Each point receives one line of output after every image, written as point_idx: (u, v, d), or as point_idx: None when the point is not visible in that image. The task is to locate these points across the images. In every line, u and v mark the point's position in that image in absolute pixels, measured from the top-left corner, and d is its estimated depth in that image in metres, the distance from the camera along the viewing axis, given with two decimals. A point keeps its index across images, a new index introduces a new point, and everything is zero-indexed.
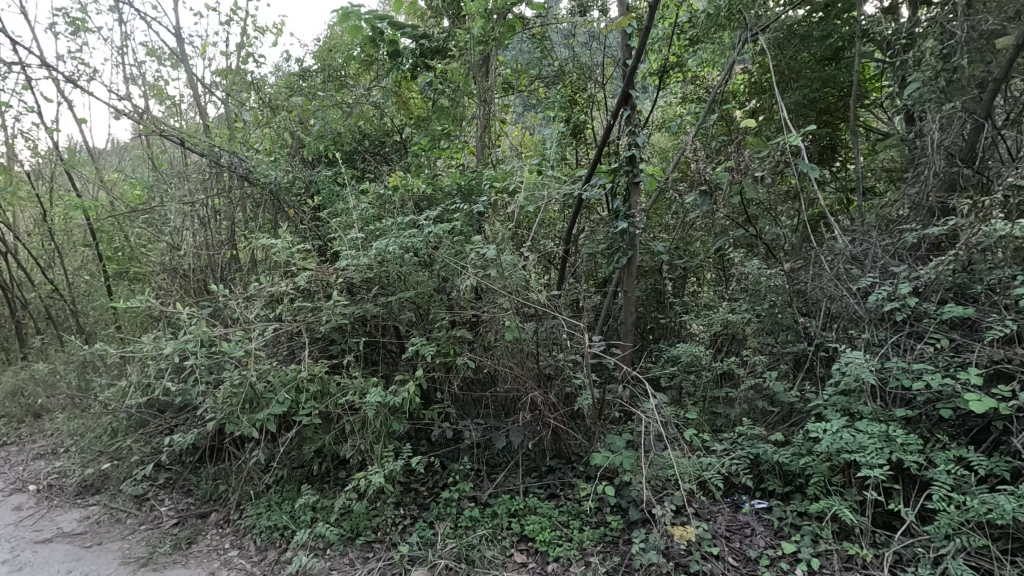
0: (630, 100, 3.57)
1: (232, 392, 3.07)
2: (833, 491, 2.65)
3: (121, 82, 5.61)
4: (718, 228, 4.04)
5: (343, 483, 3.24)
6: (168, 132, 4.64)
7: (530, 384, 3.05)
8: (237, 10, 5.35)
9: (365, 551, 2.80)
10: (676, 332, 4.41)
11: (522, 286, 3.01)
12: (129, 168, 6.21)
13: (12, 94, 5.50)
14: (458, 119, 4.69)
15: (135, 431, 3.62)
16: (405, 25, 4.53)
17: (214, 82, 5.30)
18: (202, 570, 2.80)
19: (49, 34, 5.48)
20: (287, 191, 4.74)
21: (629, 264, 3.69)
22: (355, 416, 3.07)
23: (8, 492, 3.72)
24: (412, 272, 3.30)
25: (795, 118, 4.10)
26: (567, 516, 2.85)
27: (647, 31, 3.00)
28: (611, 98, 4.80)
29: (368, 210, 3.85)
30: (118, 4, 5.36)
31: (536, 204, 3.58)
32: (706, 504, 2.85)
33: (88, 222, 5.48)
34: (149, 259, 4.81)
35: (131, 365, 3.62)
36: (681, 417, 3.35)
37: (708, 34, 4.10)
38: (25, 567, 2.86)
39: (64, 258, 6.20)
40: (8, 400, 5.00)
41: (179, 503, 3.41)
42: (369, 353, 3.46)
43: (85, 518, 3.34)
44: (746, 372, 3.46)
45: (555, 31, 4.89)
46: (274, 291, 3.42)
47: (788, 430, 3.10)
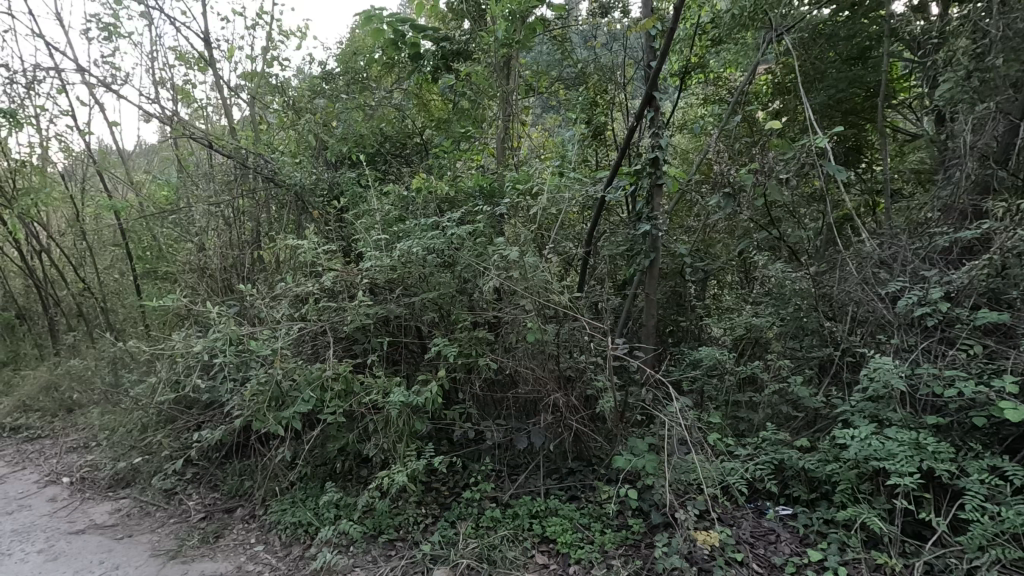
0: (653, 102, 3.53)
1: (259, 390, 3.13)
2: (860, 499, 2.61)
3: (151, 85, 5.75)
4: (741, 231, 4.00)
5: (366, 482, 3.28)
6: (197, 134, 4.82)
7: (553, 386, 3.07)
8: (262, 15, 5.44)
9: (387, 549, 2.83)
10: (696, 335, 4.37)
11: (544, 287, 3.03)
12: (157, 169, 6.37)
13: (48, 98, 5.70)
14: (479, 121, 4.79)
15: (164, 426, 3.71)
16: (426, 28, 4.59)
17: (239, 85, 5.40)
18: (230, 563, 2.86)
19: (83, 40, 5.64)
20: (311, 191, 4.76)
21: (651, 266, 3.67)
22: (378, 415, 3.10)
23: (43, 484, 3.84)
24: (434, 273, 3.33)
25: (821, 119, 4.04)
26: (588, 518, 2.85)
27: (672, 31, 2.98)
28: (632, 100, 4.57)
29: (391, 212, 3.90)
30: (149, 9, 5.48)
31: (558, 206, 3.58)
32: (729, 509, 2.82)
33: (119, 222, 5.63)
34: (177, 259, 4.93)
35: (161, 362, 3.71)
36: (704, 421, 3.33)
37: (730, 34, 4.07)
38: (60, 557, 2.95)
39: (95, 257, 6.37)
40: (43, 395, 5.16)
41: (206, 498, 3.49)
42: (392, 353, 3.50)
43: (116, 510, 3.43)
44: (770, 376, 3.42)
45: (576, 32, 4.87)
46: (300, 291, 3.49)
47: (813, 436, 3.06)
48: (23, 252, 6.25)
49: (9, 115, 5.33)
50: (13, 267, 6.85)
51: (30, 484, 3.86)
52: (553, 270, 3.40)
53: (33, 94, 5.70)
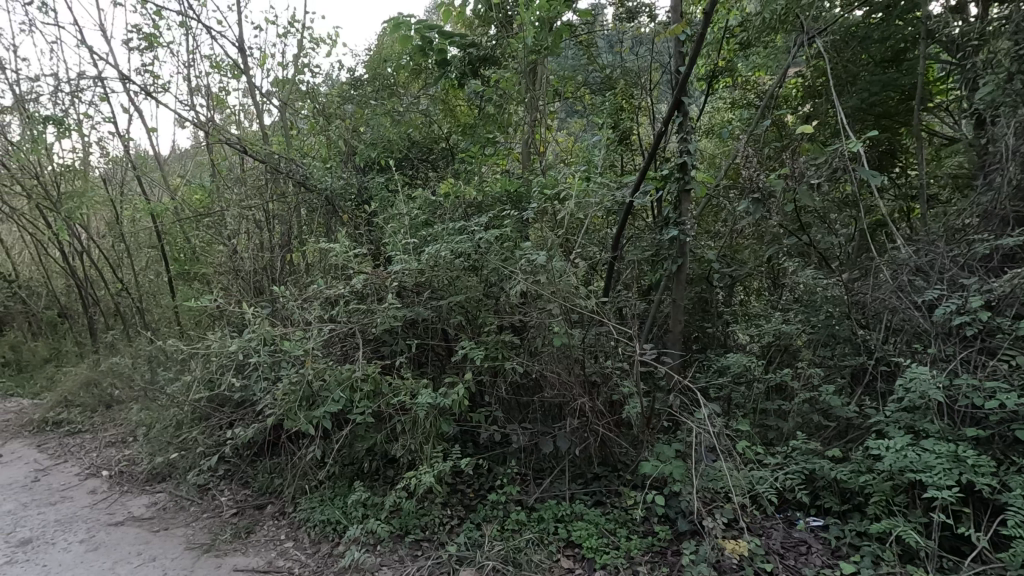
0: (682, 106, 3.47)
1: (291, 390, 3.21)
2: (894, 511, 2.55)
3: (187, 92, 5.94)
4: (770, 236, 3.91)
5: (393, 482, 3.32)
6: (232, 140, 4.99)
7: (579, 391, 3.08)
8: (294, 23, 5.58)
9: (414, 549, 2.87)
10: (722, 341, 4.30)
11: (571, 291, 3.04)
12: (191, 173, 6.56)
13: (91, 105, 5.94)
14: (505, 126, 4.75)
15: (198, 424, 3.81)
16: (454, 35, 4.65)
17: (271, 91, 5.52)
18: (261, 559, 2.93)
19: (124, 48, 5.85)
20: (342, 196, 4.85)
21: (678, 272, 3.64)
22: (406, 416, 3.15)
23: (84, 476, 3.99)
24: (461, 276, 3.36)
25: (854, 122, 3.95)
26: (614, 523, 2.84)
27: (702, 37, 2.94)
28: (658, 104, 4.62)
29: (418, 215, 3.95)
30: (186, 19, 5.66)
31: (586, 211, 3.56)
32: (759, 518, 2.79)
33: (156, 225, 5.82)
34: (213, 260, 5.14)
35: (197, 361, 3.82)
36: (732, 429, 3.29)
37: (760, 37, 4.02)
38: (100, 547, 3.06)
39: (132, 258, 6.60)
40: (84, 390, 5.35)
41: (238, 495, 3.58)
42: (418, 355, 3.55)
43: (153, 503, 3.55)
44: (800, 384, 3.36)
45: (602, 37, 4.96)
46: (331, 293, 3.57)
47: (845, 447, 3.00)
48: (66, 253, 6.51)
49: (56, 122, 5.56)
50: (56, 268, 7.14)
51: (72, 476, 4.02)
52: (580, 274, 3.40)
53: (77, 101, 5.93)
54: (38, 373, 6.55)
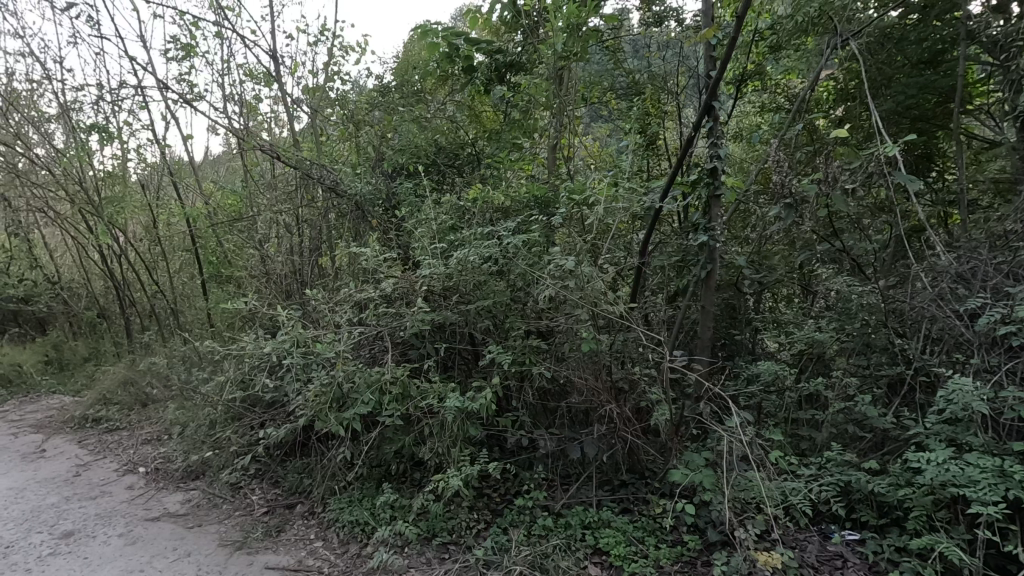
0: (713, 111, 3.35)
1: (322, 391, 3.26)
2: (936, 527, 2.47)
3: (221, 100, 6.10)
4: (801, 243, 3.79)
5: (420, 485, 3.35)
6: (266, 146, 5.08)
7: (606, 397, 3.08)
8: (324, 31, 5.71)
9: (441, 552, 2.89)
10: (751, 349, 4.20)
11: (600, 296, 3.04)
12: (223, 178, 6.72)
13: (131, 113, 6.16)
14: (529, 132, 4.75)
15: (231, 423, 3.90)
16: (480, 41, 4.79)
17: (302, 98, 5.63)
18: (291, 557, 2.98)
19: (163, 59, 6.06)
20: (371, 201, 4.90)
21: (708, 277, 3.52)
22: (435, 419, 3.17)
23: (122, 472, 4.12)
24: (489, 281, 3.37)
25: (889, 126, 3.83)
26: (643, 532, 2.83)
27: (734, 41, 2.86)
28: (685, 109, 4.73)
29: (445, 220, 3.99)
30: (222, 29, 5.83)
31: (615, 217, 3.55)
32: (793, 531, 2.74)
33: (191, 229, 5.99)
34: (247, 265, 5.35)
35: (231, 362, 3.92)
36: (763, 438, 3.24)
37: (790, 40, 3.97)
38: (138, 541, 3.16)
39: (167, 260, 6.79)
40: (120, 389, 5.51)
41: (269, 494, 3.65)
42: (446, 359, 3.58)
43: (187, 500, 3.64)
44: (835, 394, 3.29)
45: (628, 41, 4.87)
46: (362, 297, 3.63)
47: (882, 459, 2.94)
48: (106, 256, 6.73)
49: (100, 130, 5.79)
50: (96, 270, 7.39)
51: (110, 472, 4.14)
52: (608, 280, 3.39)
53: (119, 110, 6.16)
54: (78, 372, 6.79)
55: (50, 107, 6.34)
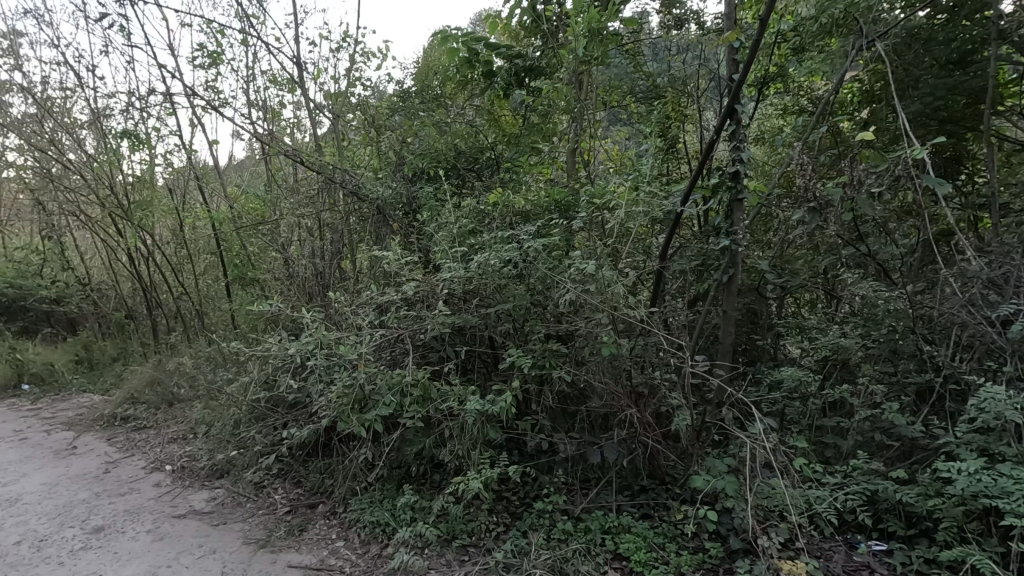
0: (735, 114, 3.32)
1: (345, 392, 3.30)
2: (968, 538, 2.42)
3: (246, 105, 6.22)
4: (826, 246, 3.75)
5: (440, 487, 3.37)
6: (290, 151, 5.18)
7: (627, 401, 3.08)
8: (347, 38, 5.79)
9: (461, 554, 2.90)
10: (773, 355, 4.14)
11: (621, 300, 3.03)
12: (247, 182, 6.85)
13: (160, 119, 6.32)
14: (548, 135, 4.87)
15: (255, 423, 3.97)
16: (501, 46, 4.88)
17: (324, 103, 5.72)
18: (314, 556, 3.02)
19: (190, 66, 6.21)
20: (392, 205, 4.94)
21: (729, 282, 3.49)
22: (455, 421, 3.19)
23: (148, 470, 4.21)
24: (509, 285, 3.39)
25: (915, 127, 3.73)
26: (663, 538, 2.81)
27: (758, 42, 2.85)
28: (706, 112, 4.69)
29: (465, 224, 4.01)
30: (248, 36, 5.95)
31: (635, 220, 3.53)
32: (818, 539, 2.70)
33: (216, 232, 6.11)
34: (271, 267, 5.47)
35: (256, 363, 3.99)
36: (787, 445, 3.20)
37: (814, 41, 3.91)
38: (165, 537, 3.23)
39: (193, 263, 6.94)
40: (148, 388, 5.64)
41: (291, 493, 3.70)
42: (466, 362, 3.60)
43: (212, 498, 3.71)
44: (861, 401, 3.23)
45: (648, 45, 4.92)
46: (383, 299, 3.67)
47: (910, 468, 2.89)
48: (134, 259, 6.90)
49: (130, 136, 5.95)
50: (124, 272, 7.58)
51: (138, 469, 4.25)
52: (628, 284, 3.38)
53: (148, 116, 6.33)
54: (107, 372, 6.97)
55: (82, 114, 6.54)
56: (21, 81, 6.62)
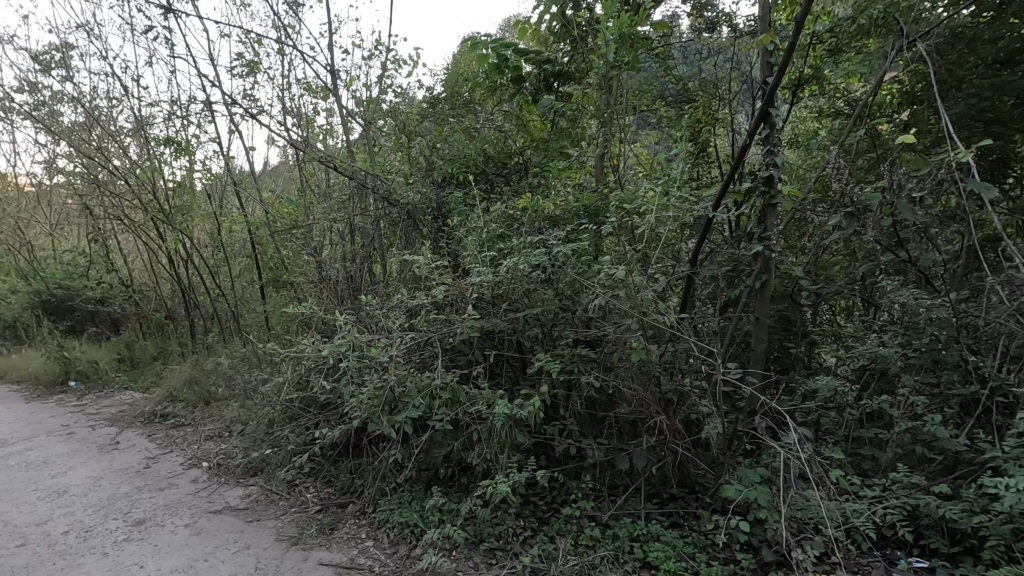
0: (769, 118, 3.27)
1: (375, 394, 3.36)
2: (1017, 558, 2.32)
3: (281, 113, 6.39)
4: (863, 252, 3.66)
5: (467, 490, 3.40)
6: (324, 157, 5.30)
7: (656, 408, 3.06)
8: (379, 46, 5.91)
9: (489, 558, 2.91)
10: (807, 363, 4.05)
11: (651, 306, 3.01)
12: (281, 187, 7.03)
13: (200, 126, 6.55)
14: (576, 139, 4.89)
15: (288, 423, 4.07)
16: (529, 52, 4.91)
17: (356, 110, 5.83)
18: (344, 555, 3.08)
19: (229, 75, 6.41)
20: (422, 210, 5.01)
21: (762, 288, 3.43)
22: (483, 424, 3.21)
23: (186, 466, 4.36)
24: (537, 289, 3.40)
25: (959, 129, 3.59)
26: (693, 548, 2.77)
27: (793, 46, 2.82)
28: (738, 116, 4.62)
29: (494, 229, 4.04)
30: (283, 46, 6.12)
31: (666, 226, 3.49)
32: (855, 554, 2.63)
33: (252, 236, 6.29)
34: (304, 270, 5.63)
35: (289, 364, 4.09)
36: (822, 456, 3.12)
37: (851, 41, 3.82)
38: (202, 532, 3.33)
39: (229, 266, 7.16)
40: (186, 387, 5.84)
41: (322, 492, 3.77)
42: (494, 366, 3.63)
43: (247, 495, 3.81)
44: (900, 413, 3.13)
45: (680, 48, 4.94)
46: (413, 303, 3.72)
47: (954, 483, 2.78)
48: (174, 261, 7.15)
49: (172, 143, 6.18)
50: (164, 274, 7.86)
51: (177, 465, 4.39)
52: (658, 290, 3.36)
53: (188, 124, 6.56)
54: (147, 370, 7.24)
55: (127, 122, 6.81)
56: (72, 91, 6.95)
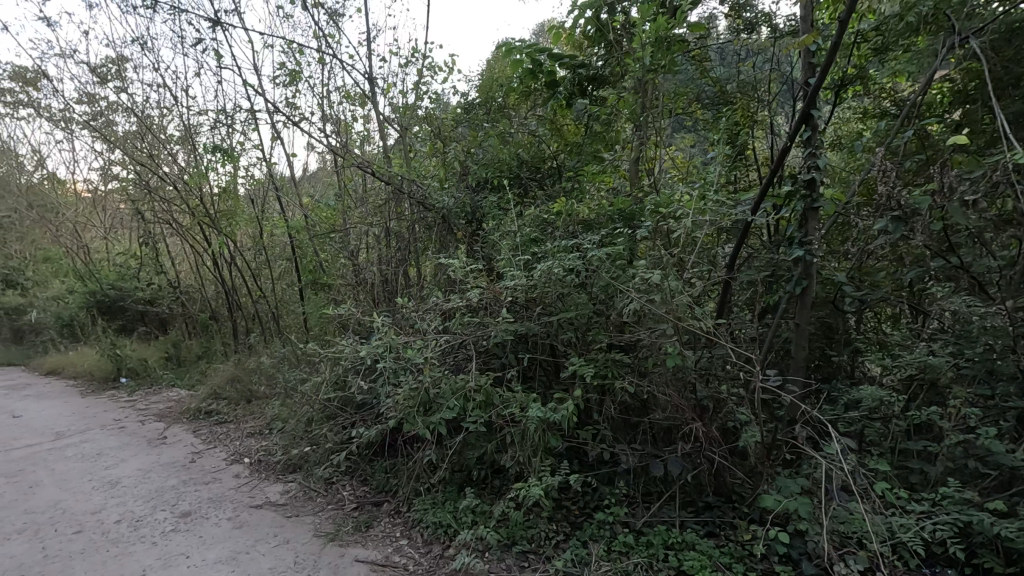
0: (811, 120, 3.22)
1: (410, 395, 3.42)
2: None
3: (321, 120, 6.57)
4: (911, 258, 3.52)
5: (500, 492, 3.42)
6: (363, 164, 5.43)
7: (691, 415, 3.01)
8: (415, 53, 6.03)
9: (521, 561, 2.92)
10: (850, 372, 3.91)
11: (687, 311, 2.97)
12: (319, 192, 7.22)
13: (245, 134, 6.80)
14: (611, 143, 4.84)
15: (326, 422, 4.17)
16: (563, 56, 4.89)
17: (393, 116, 5.96)
18: (379, 553, 3.13)
19: (272, 84, 6.64)
20: (456, 214, 5.07)
21: (803, 294, 3.35)
22: (516, 427, 3.22)
23: (229, 462, 4.51)
24: (572, 293, 3.39)
25: (1017, 129, 3.41)
26: (730, 558, 2.72)
27: (837, 46, 2.79)
28: (778, 117, 4.51)
29: (528, 233, 4.07)
30: (324, 55, 6.29)
31: (702, 230, 3.44)
32: (902, 571, 2.53)
33: (292, 240, 6.47)
34: (344, 272, 5.81)
35: (328, 364, 4.20)
36: (866, 468, 3.02)
37: (898, 40, 3.66)
38: (244, 525, 3.45)
39: (270, 268, 7.39)
40: (229, 385, 6.05)
41: (358, 490, 3.85)
42: (528, 369, 3.64)
43: (286, 491, 3.92)
44: (951, 425, 3.00)
45: (716, 50, 4.85)
46: (449, 306, 3.77)
47: (1009, 501, 2.65)
48: (218, 264, 7.42)
49: (219, 150, 6.45)
50: (209, 276, 8.17)
51: (220, 461, 4.56)
52: (694, 295, 3.31)
53: (233, 131, 6.82)
54: (192, 369, 7.52)
55: (176, 130, 7.12)
56: (126, 101, 7.31)
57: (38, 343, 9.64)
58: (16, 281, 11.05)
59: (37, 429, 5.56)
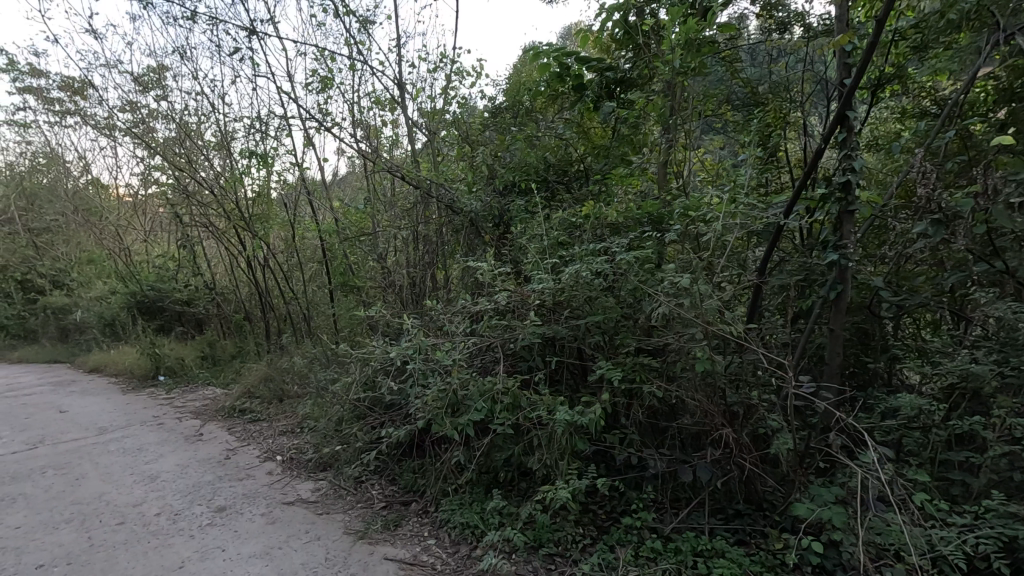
0: (846, 121, 3.17)
1: (439, 396, 3.46)
2: None
3: (352, 125, 6.72)
4: (952, 262, 3.41)
5: (527, 494, 3.44)
6: (393, 168, 5.52)
7: (721, 420, 2.97)
8: (443, 58, 6.11)
9: (548, 563, 2.92)
10: (886, 379, 3.81)
11: (716, 315, 2.94)
12: (349, 195, 7.35)
13: (279, 139, 7.00)
14: (638, 145, 4.81)
15: (356, 421, 4.25)
16: (590, 59, 4.86)
17: (421, 121, 6.06)
18: (407, 551, 3.18)
19: (305, 91, 6.81)
20: (484, 217, 5.12)
21: (837, 298, 3.28)
22: (543, 430, 3.23)
23: (263, 459, 4.64)
24: (599, 297, 3.38)
25: None
26: (761, 566, 2.68)
27: (874, 46, 2.74)
28: (811, 117, 4.39)
29: (556, 235, 4.08)
30: (354, 61, 6.42)
31: (733, 233, 3.40)
32: None
33: (322, 243, 6.60)
34: (375, 276, 5.94)
35: (357, 365, 4.28)
36: (904, 479, 2.94)
37: (938, 37, 3.55)
38: (277, 521, 3.54)
39: (301, 270, 7.56)
40: (262, 384, 6.21)
41: (387, 489, 3.92)
42: (555, 372, 3.65)
43: (317, 489, 4.01)
44: (996, 436, 2.90)
45: (746, 50, 4.78)
46: (476, 308, 3.80)
47: None
48: (252, 266, 7.63)
49: (256, 155, 6.67)
50: (243, 277, 8.39)
51: (254, 458, 4.68)
52: (724, 299, 3.27)
53: (267, 137, 7.01)
54: (227, 368, 7.74)
55: (213, 136, 7.36)
56: (166, 108, 7.59)
57: (82, 342, 10.05)
58: (63, 281, 11.56)
59: (83, 424, 5.81)
